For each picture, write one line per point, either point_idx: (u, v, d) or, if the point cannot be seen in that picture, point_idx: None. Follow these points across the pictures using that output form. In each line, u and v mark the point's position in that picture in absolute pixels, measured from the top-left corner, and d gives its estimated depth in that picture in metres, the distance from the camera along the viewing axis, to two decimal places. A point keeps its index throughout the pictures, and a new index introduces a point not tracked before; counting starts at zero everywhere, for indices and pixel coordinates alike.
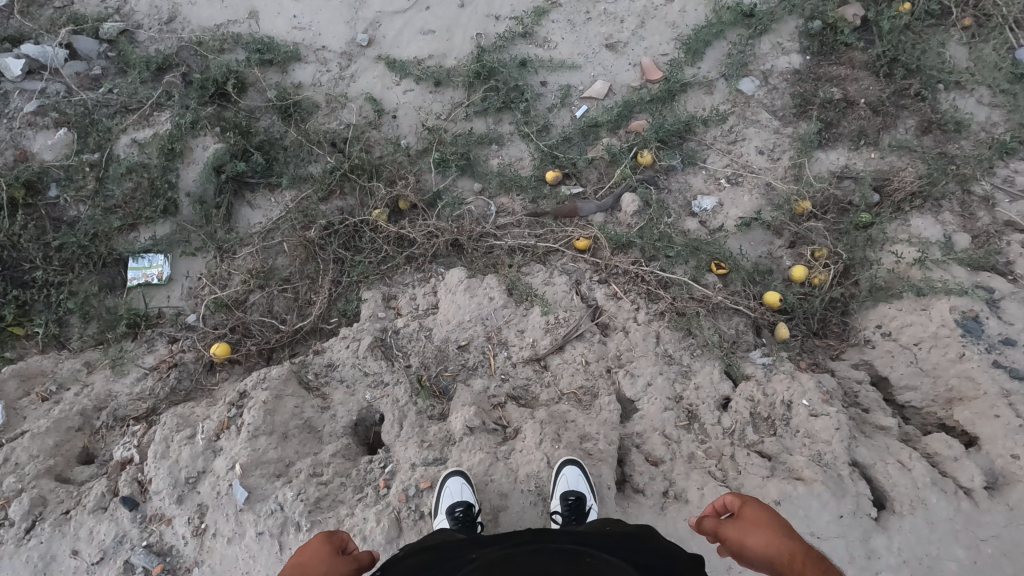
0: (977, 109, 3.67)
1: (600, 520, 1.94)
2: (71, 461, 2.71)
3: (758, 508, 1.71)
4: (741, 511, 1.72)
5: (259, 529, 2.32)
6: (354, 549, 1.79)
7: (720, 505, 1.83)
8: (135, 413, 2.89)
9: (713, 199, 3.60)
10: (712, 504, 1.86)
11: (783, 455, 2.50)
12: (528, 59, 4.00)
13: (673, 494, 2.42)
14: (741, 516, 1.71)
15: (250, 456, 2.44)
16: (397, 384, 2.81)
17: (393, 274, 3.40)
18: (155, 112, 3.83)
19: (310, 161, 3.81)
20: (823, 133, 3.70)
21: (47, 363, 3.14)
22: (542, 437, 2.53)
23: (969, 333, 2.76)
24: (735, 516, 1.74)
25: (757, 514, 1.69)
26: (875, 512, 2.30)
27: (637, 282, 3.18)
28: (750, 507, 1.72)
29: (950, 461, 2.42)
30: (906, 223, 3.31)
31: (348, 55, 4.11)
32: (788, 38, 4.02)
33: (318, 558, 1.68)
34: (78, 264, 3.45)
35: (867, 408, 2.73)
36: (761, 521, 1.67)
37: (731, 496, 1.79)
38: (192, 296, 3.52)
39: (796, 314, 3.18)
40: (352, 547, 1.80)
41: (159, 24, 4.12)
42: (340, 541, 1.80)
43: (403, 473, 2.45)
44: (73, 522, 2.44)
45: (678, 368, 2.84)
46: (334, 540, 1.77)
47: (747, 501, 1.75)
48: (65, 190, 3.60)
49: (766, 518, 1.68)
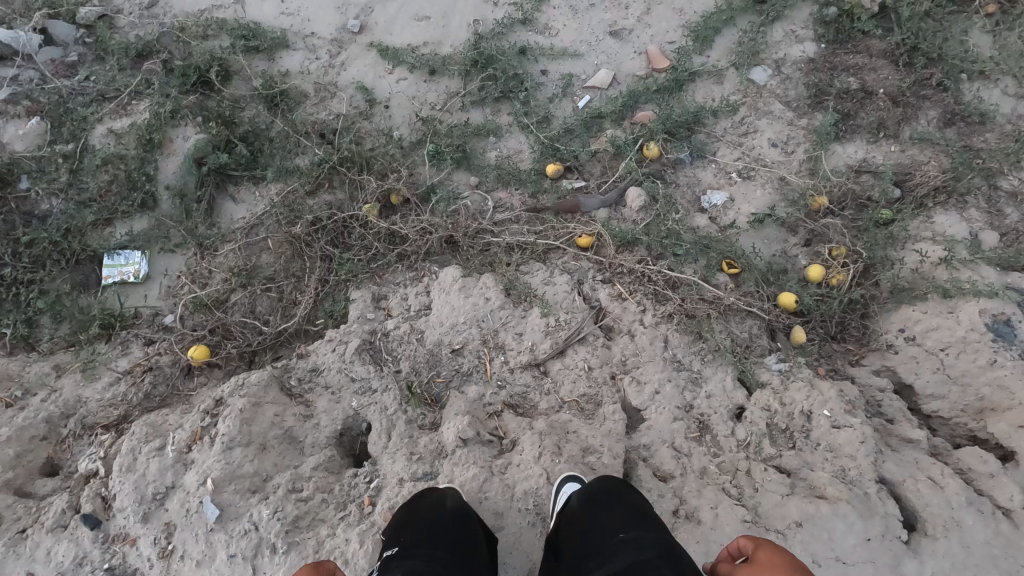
0: (1002, 100, 3.48)
1: (602, 481, 1.96)
2: (33, 473, 2.52)
3: (772, 552, 1.47)
4: (753, 554, 1.49)
5: (231, 552, 2.12)
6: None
7: (735, 547, 1.60)
8: (105, 420, 2.71)
9: (724, 194, 3.40)
10: (727, 546, 1.64)
11: (803, 471, 2.30)
12: (528, 46, 3.80)
13: (684, 513, 2.20)
14: (754, 561, 1.47)
15: (223, 470, 2.25)
16: (385, 391, 2.61)
17: (384, 273, 3.20)
18: (134, 100, 3.62)
19: (297, 153, 3.60)
20: (841, 124, 3.49)
21: (14, 366, 2.96)
22: (542, 450, 2.33)
23: (1001, 339, 2.56)
24: (749, 561, 1.50)
25: (771, 558, 1.44)
26: (905, 535, 2.09)
27: (644, 281, 2.98)
28: (765, 552, 1.48)
29: (985, 478, 2.23)
30: (929, 220, 3.10)
31: (339, 43, 3.91)
32: (802, 25, 3.81)
33: None
34: (49, 261, 3.26)
35: (891, 418, 2.54)
36: (776, 565, 1.42)
37: (744, 539, 1.57)
38: (170, 295, 3.31)
39: (813, 317, 2.99)
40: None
41: (139, 9, 3.91)
42: (329, 571, 1.57)
43: (390, 489, 2.25)
44: (30, 542, 2.24)
45: (687, 375, 2.64)
46: (322, 569, 1.57)
47: (761, 544, 1.51)
48: (37, 182, 3.40)
49: (782, 562, 1.43)
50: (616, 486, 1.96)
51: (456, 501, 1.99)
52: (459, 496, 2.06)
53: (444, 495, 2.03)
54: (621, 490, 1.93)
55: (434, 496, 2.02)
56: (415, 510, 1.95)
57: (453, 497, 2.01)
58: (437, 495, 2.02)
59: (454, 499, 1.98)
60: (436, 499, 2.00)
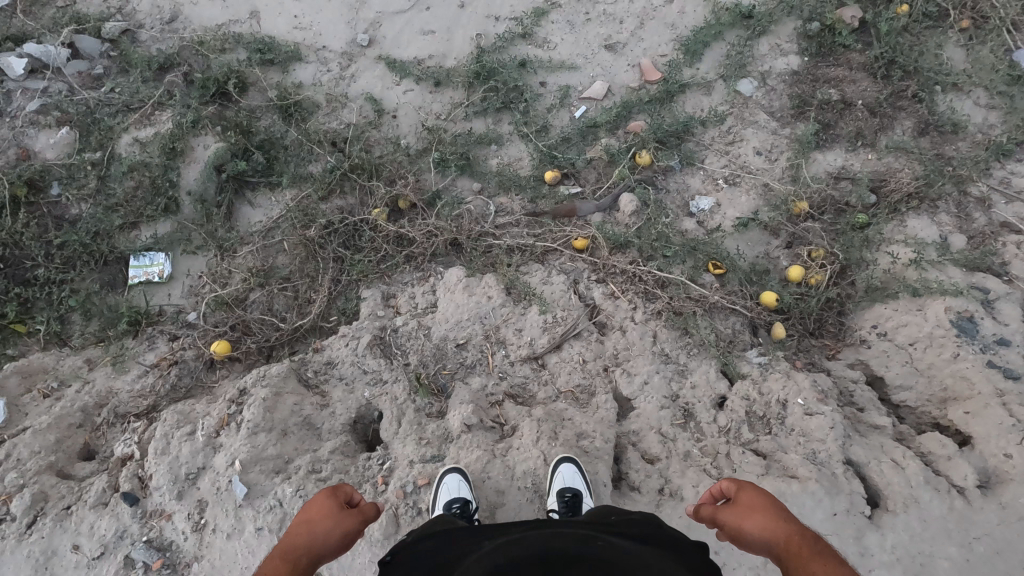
0: (974, 111, 3.69)
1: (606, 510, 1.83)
2: (73, 457, 2.74)
3: (754, 493, 1.72)
4: (738, 496, 1.74)
5: (258, 525, 2.35)
6: (359, 500, 1.84)
7: (717, 490, 1.84)
8: (136, 409, 2.93)
9: (711, 200, 3.62)
10: (709, 489, 1.88)
11: (777, 453, 2.53)
12: (528, 60, 4.03)
13: (668, 491, 2.44)
14: (738, 501, 1.73)
15: (249, 452, 2.47)
16: (395, 382, 2.84)
17: (392, 273, 3.43)
18: (156, 111, 3.85)
19: (310, 161, 3.83)
20: (821, 134, 3.71)
21: (49, 360, 3.18)
22: (539, 435, 2.56)
23: (964, 334, 2.78)
24: (732, 501, 1.75)
25: (755, 499, 1.70)
26: (868, 511, 2.32)
27: (635, 281, 3.19)
28: (747, 493, 1.73)
29: (943, 460, 2.44)
30: (902, 224, 3.32)
31: (349, 56, 4.13)
32: (786, 39, 4.03)
33: (325, 514, 1.71)
34: (79, 262, 3.48)
35: (862, 407, 2.76)
36: (759, 506, 1.69)
37: (728, 482, 1.81)
38: (193, 294, 3.54)
39: (793, 314, 3.20)
40: (357, 499, 1.84)
41: (160, 23, 4.14)
42: (346, 494, 1.82)
43: (401, 470, 2.48)
44: (75, 517, 2.46)
45: (674, 367, 2.86)
46: (339, 494, 1.80)
47: (743, 486, 1.76)
48: (67, 188, 3.63)
49: (765, 502, 1.70)
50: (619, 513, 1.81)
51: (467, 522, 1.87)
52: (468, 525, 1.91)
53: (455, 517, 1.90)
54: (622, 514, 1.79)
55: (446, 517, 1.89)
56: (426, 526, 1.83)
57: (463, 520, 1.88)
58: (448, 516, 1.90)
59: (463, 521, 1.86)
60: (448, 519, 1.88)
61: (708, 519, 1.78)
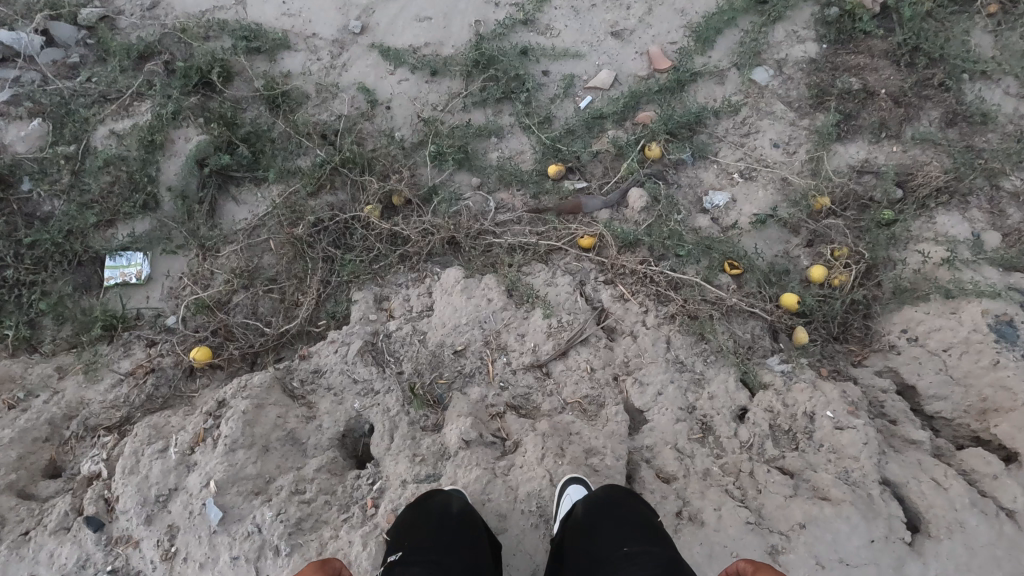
0: (1004, 100, 3.47)
1: (606, 489, 2.02)
2: (36, 475, 2.52)
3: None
4: None
5: (234, 554, 2.13)
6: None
7: (733, 568, 1.56)
8: (107, 421, 2.71)
9: (726, 195, 3.40)
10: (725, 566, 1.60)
11: (806, 472, 2.31)
12: (529, 47, 3.80)
13: (688, 514, 2.20)
14: None
15: (226, 472, 2.25)
16: (388, 393, 2.61)
17: (385, 274, 3.19)
18: (136, 101, 3.62)
19: (298, 154, 3.60)
20: (842, 124, 3.49)
21: (16, 368, 2.95)
22: (544, 451, 2.34)
23: (1004, 339, 2.55)
24: None
25: None
26: (909, 536, 2.10)
27: (646, 282, 2.98)
28: None
29: (988, 479, 2.22)
30: (931, 220, 3.10)
31: (340, 43, 3.90)
32: (804, 25, 3.79)
33: None
34: (51, 262, 3.26)
35: (894, 419, 2.54)
36: None
37: (744, 561, 1.53)
38: (173, 296, 3.32)
39: (815, 317, 2.98)
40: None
41: (141, 10, 3.91)
42: (335, 569, 1.58)
43: (393, 491, 2.26)
44: (34, 544, 2.24)
45: (690, 376, 2.65)
46: (329, 568, 1.56)
47: (760, 568, 1.48)
48: (38, 183, 3.40)
49: None
50: (618, 495, 2.01)
51: (462, 504, 2.02)
52: (463, 499, 2.10)
53: (450, 496, 2.07)
54: (623, 496, 2.00)
55: (440, 495, 2.07)
56: (419, 508, 2.00)
57: (459, 499, 2.06)
58: (443, 496, 2.07)
59: (460, 499, 2.06)
60: (441, 500, 2.04)
61: None
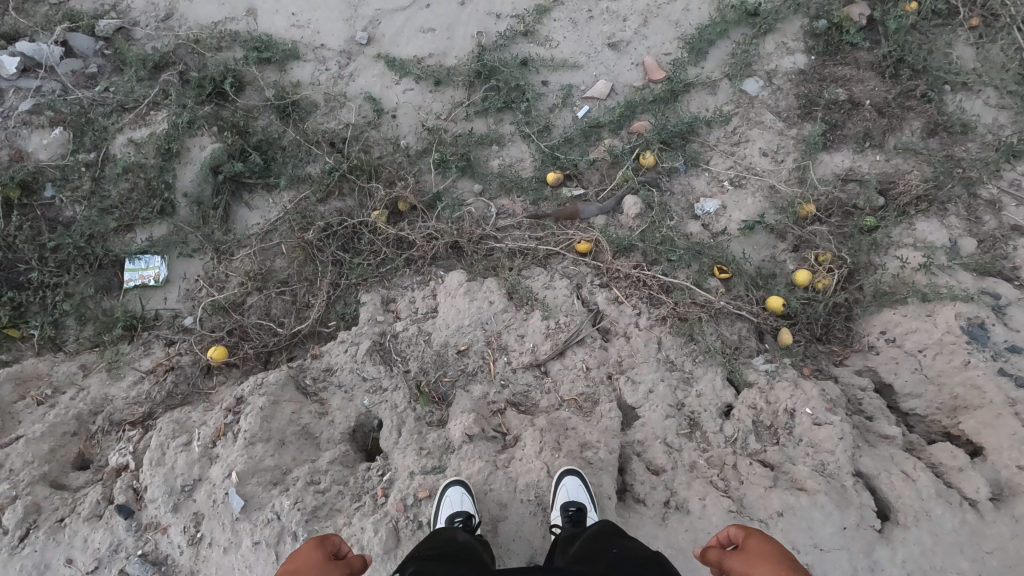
0: (984, 111, 3.62)
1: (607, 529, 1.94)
2: (66, 467, 2.68)
3: (762, 540, 1.63)
4: (746, 541, 1.65)
5: (255, 539, 2.30)
6: (347, 551, 1.76)
7: (726, 535, 1.76)
8: (131, 417, 2.87)
9: (716, 202, 3.55)
10: (717, 534, 1.80)
11: (786, 465, 2.49)
12: (530, 58, 3.95)
13: (674, 504, 2.39)
14: (747, 548, 1.63)
15: (247, 463, 2.41)
16: (396, 390, 2.78)
17: (392, 276, 3.37)
18: (152, 111, 3.77)
19: (308, 162, 3.75)
20: (828, 134, 3.64)
21: (43, 366, 3.12)
22: (542, 445, 2.51)
23: (975, 340, 2.71)
24: (739, 548, 1.66)
25: (762, 547, 1.59)
26: (879, 524, 2.27)
27: (639, 286, 3.15)
28: (756, 540, 1.64)
29: (954, 472, 2.39)
30: (911, 227, 3.24)
31: (347, 54, 4.06)
32: (793, 37, 3.95)
33: (311, 562, 1.62)
34: (74, 266, 3.42)
35: (871, 416, 2.71)
36: (765, 554, 1.58)
37: (736, 528, 1.72)
38: (190, 298, 3.50)
39: (799, 319, 3.15)
40: (344, 550, 1.76)
41: (155, 21, 4.06)
42: (333, 544, 1.75)
43: (402, 482, 2.43)
44: (69, 530, 2.42)
45: (679, 375, 2.82)
46: (327, 544, 1.72)
47: (751, 532, 1.67)
48: (61, 190, 3.56)
49: (772, 553, 1.58)
50: (619, 536, 1.91)
51: (466, 538, 1.97)
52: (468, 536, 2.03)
53: (456, 531, 2.02)
54: (623, 536, 1.91)
55: (445, 532, 2.01)
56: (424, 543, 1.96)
57: (464, 534, 2.00)
58: (449, 531, 2.01)
59: (467, 534, 2.00)
60: (447, 534, 1.99)
61: (714, 564, 1.70)
